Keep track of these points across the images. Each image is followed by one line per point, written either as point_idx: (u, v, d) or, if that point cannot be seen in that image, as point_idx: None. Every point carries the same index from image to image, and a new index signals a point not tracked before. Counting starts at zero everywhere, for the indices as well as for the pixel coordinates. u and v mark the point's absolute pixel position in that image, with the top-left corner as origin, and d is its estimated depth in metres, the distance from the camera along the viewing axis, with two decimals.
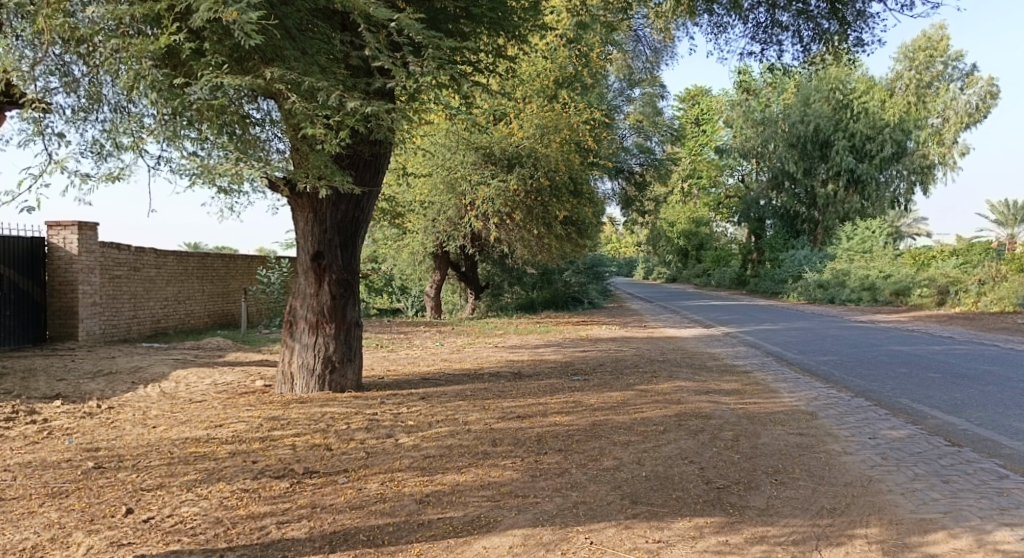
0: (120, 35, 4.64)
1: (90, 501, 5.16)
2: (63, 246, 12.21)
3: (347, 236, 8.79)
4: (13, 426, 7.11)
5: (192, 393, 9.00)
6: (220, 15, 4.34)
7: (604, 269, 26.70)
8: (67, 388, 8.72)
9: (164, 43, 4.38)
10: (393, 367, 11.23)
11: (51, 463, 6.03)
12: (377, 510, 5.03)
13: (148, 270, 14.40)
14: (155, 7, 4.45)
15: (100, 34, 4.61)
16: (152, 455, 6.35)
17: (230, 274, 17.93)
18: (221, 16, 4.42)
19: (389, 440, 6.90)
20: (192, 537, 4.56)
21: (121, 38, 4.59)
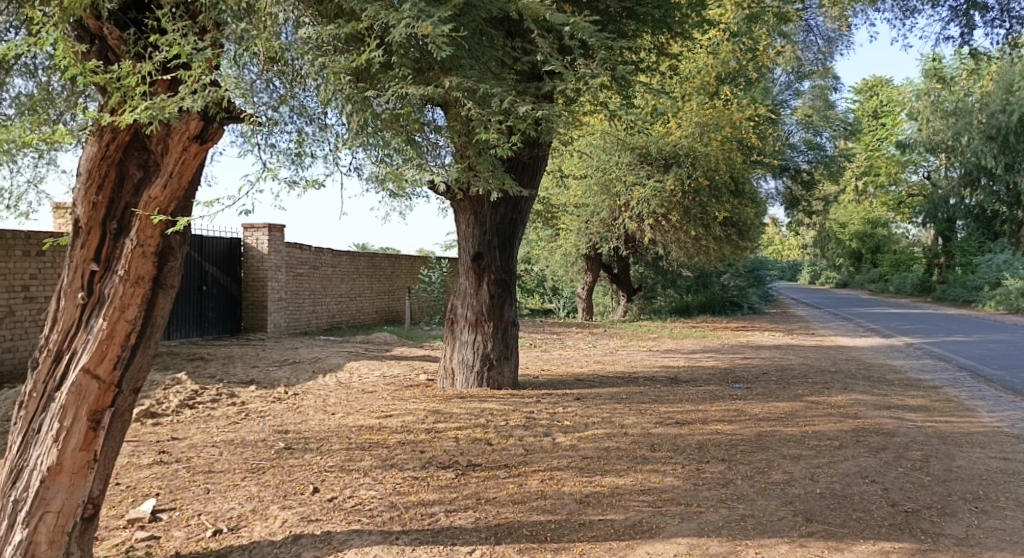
0: (324, 56, 4.72)
1: (282, 478, 5.68)
2: (255, 246, 13.51)
3: (506, 238, 9.04)
4: (216, 407, 7.99)
5: (364, 384, 9.66)
6: (416, 30, 4.53)
7: (767, 273, 25.52)
8: (259, 374, 9.66)
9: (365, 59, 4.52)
10: (548, 367, 11.39)
11: (249, 441, 6.71)
12: (538, 506, 5.13)
13: (324, 269, 15.61)
14: (357, 25, 4.74)
15: (305, 55, 4.65)
16: (332, 440, 6.87)
17: (394, 274, 19.01)
18: (416, 31, 4.65)
19: (547, 438, 6.99)
20: (370, 519, 4.88)
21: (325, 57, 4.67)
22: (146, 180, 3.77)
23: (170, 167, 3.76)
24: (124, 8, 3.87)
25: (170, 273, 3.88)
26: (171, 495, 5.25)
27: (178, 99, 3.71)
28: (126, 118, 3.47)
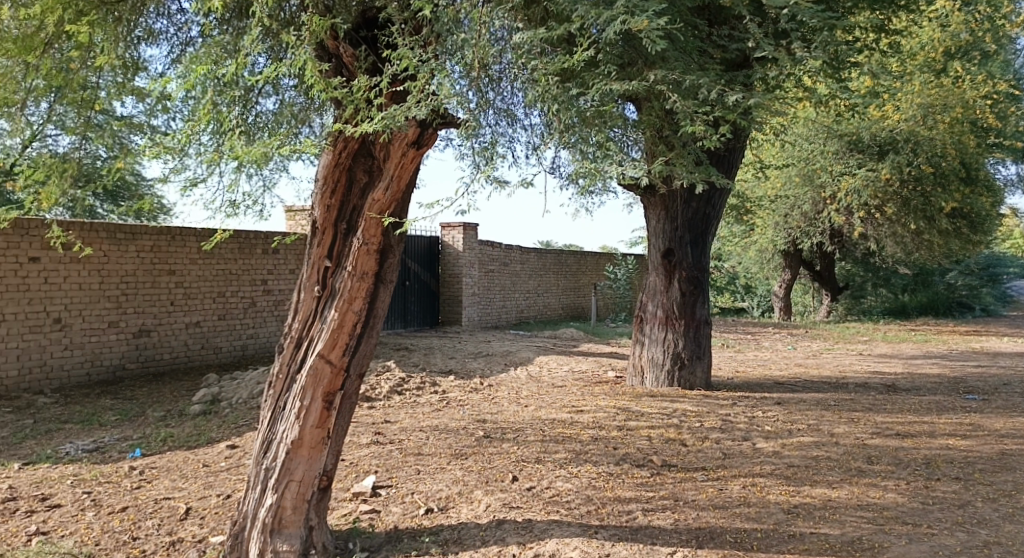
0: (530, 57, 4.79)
1: (484, 464, 5.95)
2: (451, 244, 14.26)
3: (698, 234, 8.76)
4: (420, 394, 8.58)
5: (555, 378, 9.85)
6: (629, 27, 4.44)
7: (1005, 271, 22.56)
8: (457, 365, 10.20)
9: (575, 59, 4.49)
10: (743, 369, 10.88)
11: (452, 428, 7.11)
12: (742, 513, 4.91)
13: (514, 265, 16.14)
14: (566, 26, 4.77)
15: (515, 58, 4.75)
16: (527, 431, 7.08)
17: (581, 270, 19.19)
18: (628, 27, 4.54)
19: (746, 443, 6.68)
20: (569, 510, 4.94)
21: (532, 59, 4.74)
22: (371, 185, 4.12)
23: (391, 171, 4.06)
24: (355, 29, 4.29)
25: (390, 270, 4.18)
26: (388, 473, 5.71)
27: (405, 108, 3.96)
28: (363, 128, 3.78)
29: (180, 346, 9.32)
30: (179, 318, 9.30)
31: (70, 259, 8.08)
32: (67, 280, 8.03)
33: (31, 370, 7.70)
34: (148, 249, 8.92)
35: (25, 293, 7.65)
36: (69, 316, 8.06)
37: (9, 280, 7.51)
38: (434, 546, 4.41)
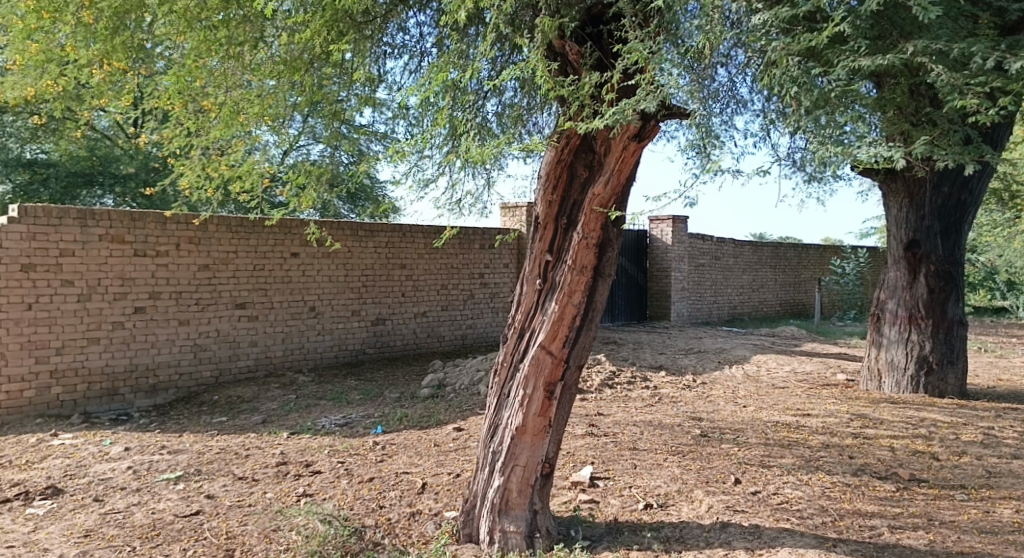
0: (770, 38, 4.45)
1: (703, 464, 5.75)
2: (660, 237, 13.97)
3: (949, 224, 7.75)
4: (633, 389, 8.52)
5: (775, 379, 9.28)
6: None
7: None
8: (667, 361, 9.99)
9: (824, 35, 4.09)
10: (1008, 377, 9.43)
11: (666, 425, 6.97)
12: (1016, 541, 4.25)
13: (727, 259, 15.46)
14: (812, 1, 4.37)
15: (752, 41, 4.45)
16: (748, 433, 6.72)
17: (802, 264, 17.89)
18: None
19: (1017, 462, 5.78)
20: (801, 520, 4.60)
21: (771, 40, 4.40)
22: (592, 179, 4.13)
23: (612, 165, 4.02)
24: (582, 27, 4.35)
25: (608, 264, 4.17)
26: (605, 465, 5.73)
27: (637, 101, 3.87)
28: (597, 124, 3.75)
29: (410, 334, 10.14)
30: (409, 308, 10.12)
31: (322, 255, 9.09)
32: (320, 273, 9.05)
33: (293, 352, 8.80)
34: (384, 245, 9.80)
35: (288, 284, 8.74)
36: (321, 305, 9.09)
37: (276, 273, 8.62)
38: (657, 542, 4.35)
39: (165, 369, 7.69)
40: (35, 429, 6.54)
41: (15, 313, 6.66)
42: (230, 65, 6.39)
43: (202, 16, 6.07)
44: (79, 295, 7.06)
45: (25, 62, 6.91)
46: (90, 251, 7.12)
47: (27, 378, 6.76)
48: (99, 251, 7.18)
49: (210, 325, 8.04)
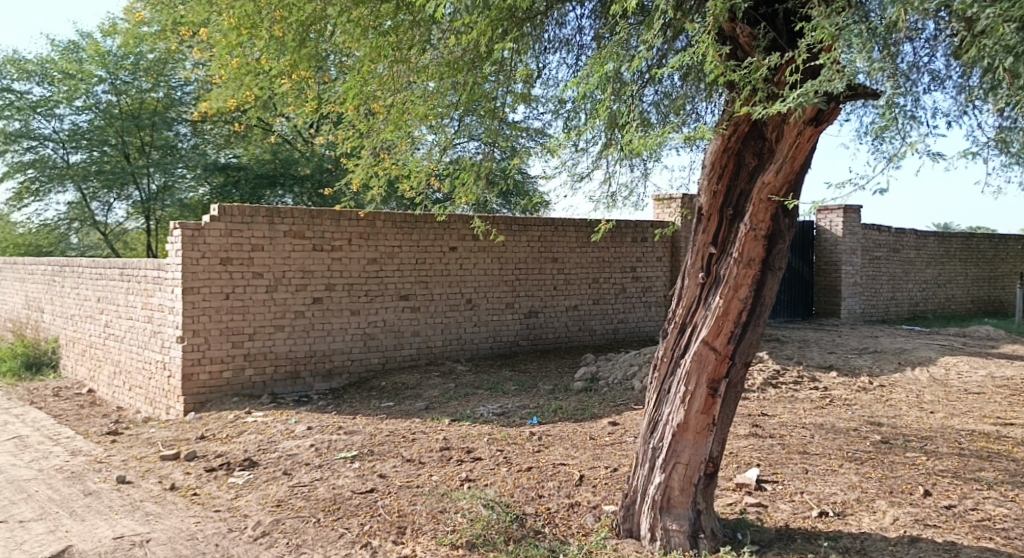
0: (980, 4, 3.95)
1: (885, 472, 5.31)
2: (829, 229, 13.05)
3: None
4: (799, 389, 8.04)
5: (967, 383, 8.38)
6: None
7: None
8: (838, 361, 9.33)
9: None
10: None
11: (841, 428, 6.50)
12: None
13: (906, 252, 14.16)
14: None
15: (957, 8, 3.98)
16: (937, 442, 6.12)
17: (997, 257, 16.00)
18: None
19: None
20: (1007, 540, 4.12)
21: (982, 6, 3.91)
22: (761, 167, 3.88)
23: (784, 152, 3.75)
24: (756, 5, 4.12)
25: (778, 256, 3.91)
26: (771, 468, 5.45)
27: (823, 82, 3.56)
28: (776, 108, 3.50)
29: (562, 327, 10.22)
30: (561, 301, 10.20)
31: (478, 249, 9.37)
32: (476, 267, 9.34)
33: (451, 342, 9.16)
34: (536, 239, 9.94)
35: (447, 277, 9.10)
36: (477, 298, 9.38)
37: (436, 267, 9.01)
38: (835, 552, 4.06)
39: (339, 355, 8.27)
40: (232, 407, 7.28)
41: (217, 302, 7.42)
42: (398, 70, 6.68)
43: (375, 25, 6.47)
44: (267, 286, 7.74)
45: (225, 77, 7.70)
46: (276, 246, 7.79)
47: (226, 360, 7.51)
48: (283, 246, 7.84)
49: (377, 316, 8.54)
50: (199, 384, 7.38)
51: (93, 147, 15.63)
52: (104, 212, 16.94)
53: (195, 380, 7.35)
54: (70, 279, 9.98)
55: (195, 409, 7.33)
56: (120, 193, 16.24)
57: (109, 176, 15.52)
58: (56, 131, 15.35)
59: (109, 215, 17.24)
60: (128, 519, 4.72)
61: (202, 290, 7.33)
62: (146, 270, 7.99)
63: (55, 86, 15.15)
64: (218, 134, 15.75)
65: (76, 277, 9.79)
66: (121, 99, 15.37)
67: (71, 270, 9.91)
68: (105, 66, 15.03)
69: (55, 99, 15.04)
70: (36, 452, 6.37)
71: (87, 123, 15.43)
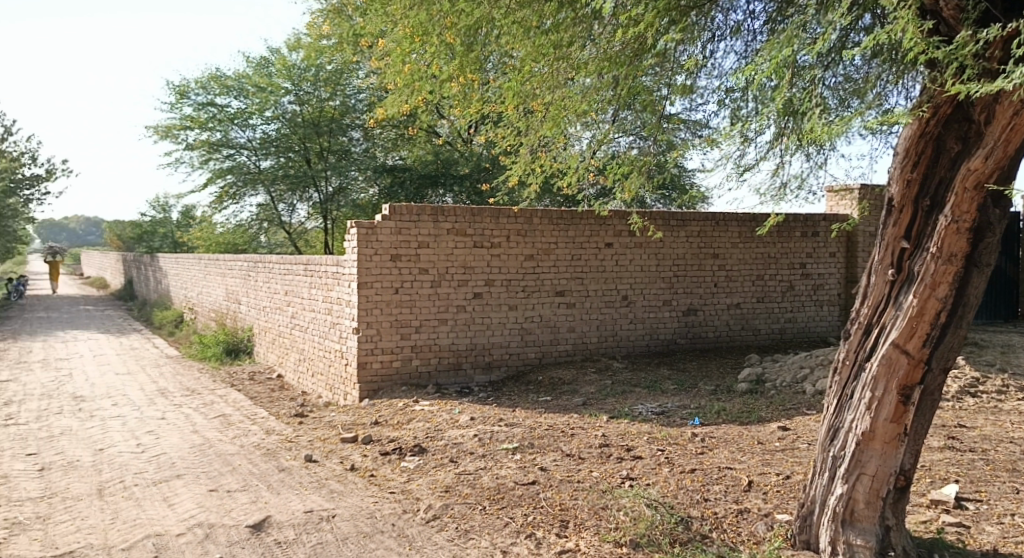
0: None
1: None
2: None
3: None
4: (1004, 400, 7.18)
5: None
6: None
7: None
8: None
9: None
10: None
11: None
12: None
13: None
14: None
15: None
16: None
17: None
18: None
19: None
20: None
21: None
22: (966, 154, 3.49)
23: (996, 136, 3.34)
24: None
25: (985, 252, 3.50)
26: (972, 485, 4.91)
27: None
28: (994, 89, 3.09)
29: (723, 326, 9.83)
30: (722, 299, 9.81)
31: (634, 245, 9.20)
32: (632, 263, 9.17)
33: (607, 339, 9.07)
34: (696, 235, 9.60)
35: (603, 274, 9.01)
36: (633, 294, 9.23)
37: (592, 263, 8.94)
38: None
39: (499, 349, 8.44)
40: (401, 396, 7.70)
41: (387, 296, 7.86)
42: (558, 67, 6.71)
43: (537, 24, 6.53)
44: (432, 282, 8.07)
45: (399, 84, 7.94)
46: (440, 243, 8.10)
47: (395, 350, 7.95)
48: (447, 243, 8.13)
49: (535, 311, 8.62)
50: (372, 372, 7.86)
51: (280, 154, 17.13)
52: (288, 212, 18.65)
53: (369, 368, 7.84)
54: (262, 274, 11.03)
55: (368, 396, 7.83)
56: (302, 195, 17.87)
57: (294, 180, 17.10)
58: (250, 139, 17.00)
59: (293, 215, 18.89)
60: (315, 495, 5.15)
61: (375, 284, 7.80)
62: (326, 265, 8.65)
63: (249, 98, 16.60)
64: (387, 137, 16.66)
65: (267, 272, 10.80)
66: (304, 109, 16.73)
67: (264, 266, 10.96)
68: (291, 78, 16.38)
69: (249, 110, 16.51)
70: (237, 429, 7.13)
71: (275, 132, 16.92)
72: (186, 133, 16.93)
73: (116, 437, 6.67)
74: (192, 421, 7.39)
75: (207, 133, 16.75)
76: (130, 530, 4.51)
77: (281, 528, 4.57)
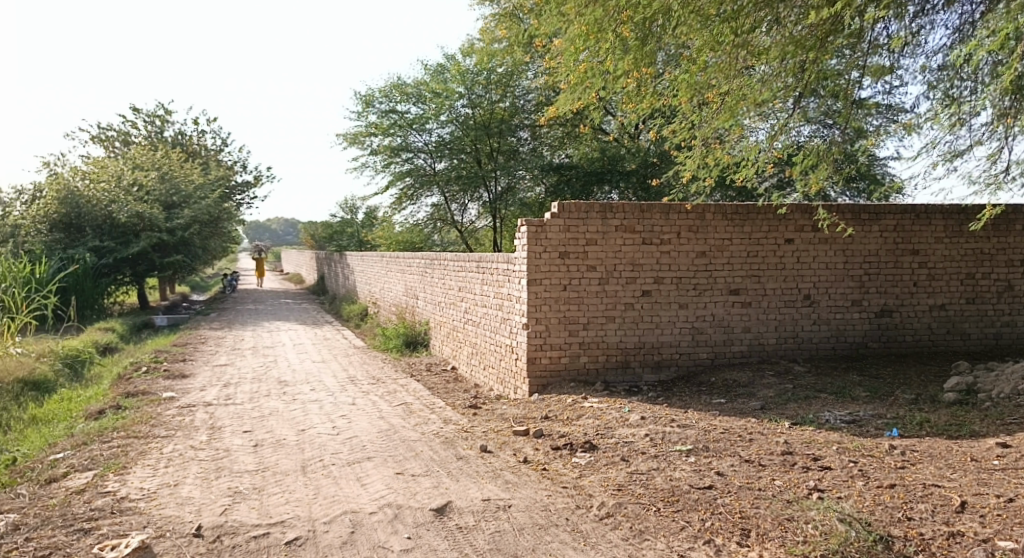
0: None
1: None
2: None
3: None
4: None
5: None
6: None
7: None
8: None
9: None
10: None
11: None
12: None
13: None
14: None
15: None
16: None
17: None
18: None
19: None
20: None
21: None
22: None
23: None
24: None
25: None
26: None
27: None
28: None
29: (923, 329, 8.91)
30: (922, 299, 8.89)
31: (819, 240, 8.54)
32: (816, 260, 8.54)
33: (787, 341, 8.52)
34: (891, 229, 8.75)
35: (782, 272, 8.46)
36: (817, 293, 8.58)
37: (770, 260, 8.43)
38: None
39: (668, 348, 8.22)
40: (570, 392, 7.76)
41: (555, 292, 7.95)
42: (736, 55, 6.49)
43: (716, 12, 6.20)
44: (600, 279, 8.04)
45: (573, 82, 7.81)
46: (609, 240, 8.04)
47: (563, 347, 8.02)
48: (615, 240, 8.05)
49: (707, 310, 8.29)
50: (541, 367, 8.01)
51: (453, 156, 17.88)
52: (460, 212, 19.52)
53: (538, 363, 7.99)
54: (438, 271, 11.59)
55: (538, 391, 7.99)
56: (473, 194, 18.63)
57: (465, 180, 17.89)
58: (426, 143, 17.92)
59: (464, 215, 19.72)
60: (492, 485, 5.33)
61: (543, 281, 7.92)
62: (497, 262, 8.93)
63: (427, 104, 17.47)
64: (554, 136, 16.85)
65: (443, 269, 11.32)
66: (476, 112, 17.30)
67: (439, 264, 11.50)
68: (464, 83, 16.93)
69: (426, 115, 17.40)
70: (418, 417, 7.56)
71: (449, 135, 17.68)
72: (370, 139, 18.19)
73: (315, 420, 7.33)
74: (378, 408, 7.95)
75: (389, 138, 17.89)
76: (330, 505, 4.94)
77: (462, 514, 4.79)
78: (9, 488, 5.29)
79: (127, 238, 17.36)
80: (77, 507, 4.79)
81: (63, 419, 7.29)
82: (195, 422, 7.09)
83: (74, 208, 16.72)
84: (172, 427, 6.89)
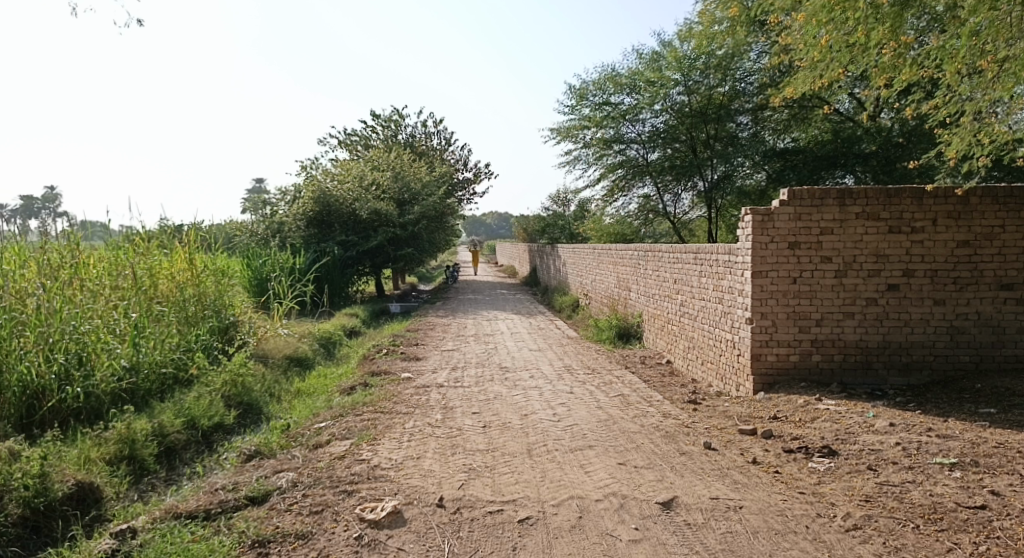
0: None
1: None
2: None
3: None
4: None
5: None
6: None
7: None
8: None
9: None
10: None
11: None
12: None
13: None
14: None
15: None
16: None
17: None
18: None
19: None
20: None
21: None
22: None
23: None
24: None
25: None
26: None
27: None
28: None
29: None
30: None
31: None
32: None
33: None
34: None
35: None
36: None
37: None
38: None
39: (920, 349, 7.36)
40: (801, 392, 7.25)
41: (783, 286, 7.46)
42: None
43: None
44: (837, 271, 7.42)
45: (813, 60, 7.48)
46: (847, 229, 7.38)
47: (793, 344, 7.50)
48: (855, 229, 7.37)
49: (970, 307, 7.29)
50: (767, 365, 7.56)
51: (667, 145, 17.52)
52: (673, 203, 19.10)
53: (763, 360, 7.55)
54: (652, 263, 11.40)
55: (763, 390, 7.55)
56: (686, 184, 18.21)
57: (680, 170, 17.56)
58: (639, 134, 17.69)
59: (677, 206, 19.28)
60: (720, 483, 5.13)
61: (770, 274, 7.47)
62: (718, 254, 8.57)
63: (641, 93, 17.14)
64: (778, 119, 15.96)
65: (658, 261, 11.11)
66: (692, 98, 16.78)
67: (653, 255, 11.34)
68: (681, 70, 16.31)
69: (639, 105, 17.16)
70: (637, 409, 7.51)
71: (663, 124, 17.28)
72: (583, 132, 18.40)
73: (536, 406, 7.58)
74: (596, 398, 8.01)
75: (602, 131, 17.93)
76: (557, 489, 5.07)
77: (690, 511, 4.67)
78: (286, 450, 6.11)
79: (368, 233, 19.24)
80: (340, 471, 5.40)
81: (322, 393, 8.26)
82: (430, 402, 7.66)
83: (325, 207, 18.80)
84: (411, 406, 7.50)
